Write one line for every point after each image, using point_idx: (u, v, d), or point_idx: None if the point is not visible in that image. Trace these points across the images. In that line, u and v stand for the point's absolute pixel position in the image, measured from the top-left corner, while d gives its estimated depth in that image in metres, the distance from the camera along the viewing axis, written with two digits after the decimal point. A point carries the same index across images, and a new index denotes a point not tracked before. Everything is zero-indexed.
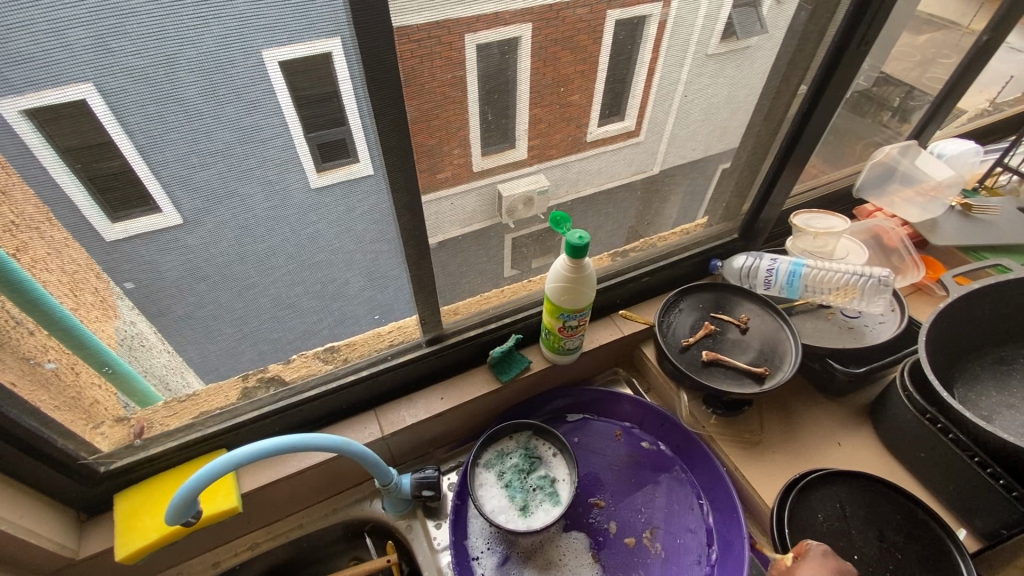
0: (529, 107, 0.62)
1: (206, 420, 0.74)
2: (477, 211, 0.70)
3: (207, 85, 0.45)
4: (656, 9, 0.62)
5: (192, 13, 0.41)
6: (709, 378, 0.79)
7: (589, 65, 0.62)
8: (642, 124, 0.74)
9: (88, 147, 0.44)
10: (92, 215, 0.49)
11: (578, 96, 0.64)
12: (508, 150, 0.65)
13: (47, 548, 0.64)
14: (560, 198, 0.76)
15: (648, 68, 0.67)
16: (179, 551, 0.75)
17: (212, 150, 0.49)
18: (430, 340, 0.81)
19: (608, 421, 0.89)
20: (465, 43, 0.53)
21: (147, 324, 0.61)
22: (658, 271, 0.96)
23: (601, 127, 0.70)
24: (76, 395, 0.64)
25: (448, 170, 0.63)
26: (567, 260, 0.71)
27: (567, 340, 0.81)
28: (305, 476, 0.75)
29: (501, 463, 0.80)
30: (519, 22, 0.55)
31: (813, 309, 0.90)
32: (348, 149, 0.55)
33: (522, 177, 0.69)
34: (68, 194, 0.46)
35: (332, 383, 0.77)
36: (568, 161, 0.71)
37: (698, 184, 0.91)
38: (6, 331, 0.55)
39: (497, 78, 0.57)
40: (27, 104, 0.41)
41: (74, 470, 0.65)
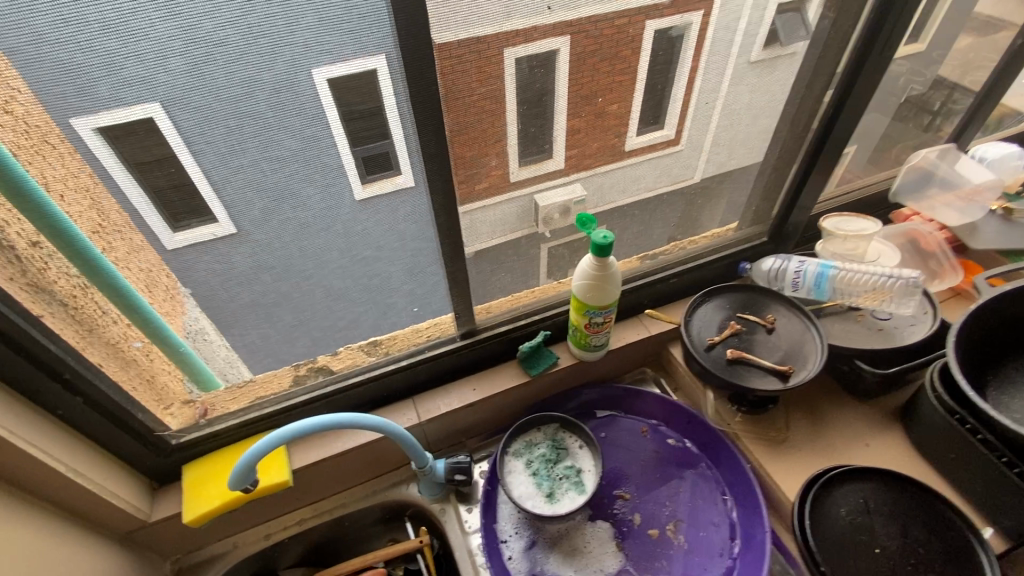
0: (566, 117, 0.68)
1: (263, 403, 0.81)
2: (513, 220, 0.77)
3: (277, 102, 0.52)
4: (698, 17, 0.67)
5: (267, 42, 0.48)
6: (735, 376, 0.80)
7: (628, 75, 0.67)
8: (682, 134, 0.80)
9: (162, 160, 0.53)
10: (157, 226, 0.59)
11: (616, 106, 0.70)
12: (544, 160, 0.72)
13: (125, 510, 0.72)
14: (601, 207, 0.84)
15: (688, 75, 0.72)
16: (236, 520, 0.82)
17: (278, 156, 0.57)
18: (463, 334, 0.86)
19: (635, 418, 0.92)
20: (503, 57, 0.59)
21: (208, 320, 0.73)
22: (686, 273, 0.98)
23: (639, 136, 0.76)
24: (151, 378, 0.75)
25: (485, 181, 0.69)
26: (592, 259, 0.75)
27: (593, 337, 0.85)
28: (350, 457, 0.82)
29: (529, 452, 0.84)
30: (556, 35, 0.60)
31: (843, 312, 0.89)
32: (390, 163, 0.61)
33: (560, 186, 0.76)
34: (142, 209, 0.56)
35: (373, 371, 0.84)
36: (608, 170, 0.78)
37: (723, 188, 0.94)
38: (94, 318, 0.65)
39: (527, 90, 0.63)
40: (110, 121, 0.49)
41: (150, 441, 0.74)
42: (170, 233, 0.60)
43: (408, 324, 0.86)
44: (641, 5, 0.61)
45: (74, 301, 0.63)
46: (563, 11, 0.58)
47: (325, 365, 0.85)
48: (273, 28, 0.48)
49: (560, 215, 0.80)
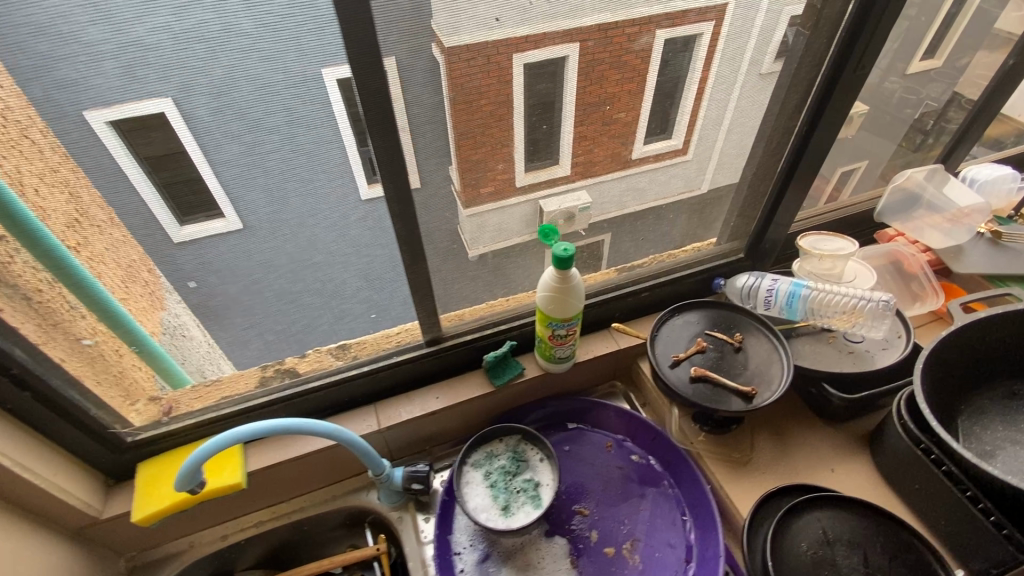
0: (573, 125, 0.68)
1: (224, 403, 0.82)
2: (523, 225, 0.77)
3: (216, 107, 0.52)
4: (709, 25, 0.67)
5: (204, 48, 0.49)
6: (695, 394, 0.79)
7: (634, 83, 0.67)
8: (688, 143, 0.79)
9: (176, 155, 0.55)
10: (167, 221, 0.61)
11: (623, 114, 0.70)
12: (553, 166, 0.72)
13: (76, 506, 0.72)
14: (599, 216, 0.84)
15: (698, 83, 0.72)
16: (190, 521, 0.82)
17: (216, 161, 0.56)
18: (429, 341, 0.86)
19: (601, 432, 0.91)
20: (513, 62, 0.58)
21: (189, 315, 0.76)
22: (659, 287, 0.97)
23: (646, 145, 0.75)
24: (119, 374, 0.76)
25: (491, 185, 0.69)
26: (554, 271, 0.75)
27: (558, 349, 0.85)
28: (306, 462, 0.81)
29: (489, 464, 0.83)
30: (567, 42, 0.60)
31: (814, 332, 0.87)
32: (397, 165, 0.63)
33: (560, 194, 0.76)
34: (153, 205, 0.59)
35: (335, 376, 0.83)
36: (611, 178, 0.78)
37: (701, 210, 0.93)
38: (62, 313, 0.66)
39: (539, 96, 0.63)
40: (120, 116, 0.51)
41: (104, 437, 0.74)
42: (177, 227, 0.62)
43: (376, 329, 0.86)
44: (650, 13, 0.63)
45: (40, 295, 0.64)
46: (516, 21, 0.56)
47: (291, 367, 0.85)
48: (207, 34, 0.48)
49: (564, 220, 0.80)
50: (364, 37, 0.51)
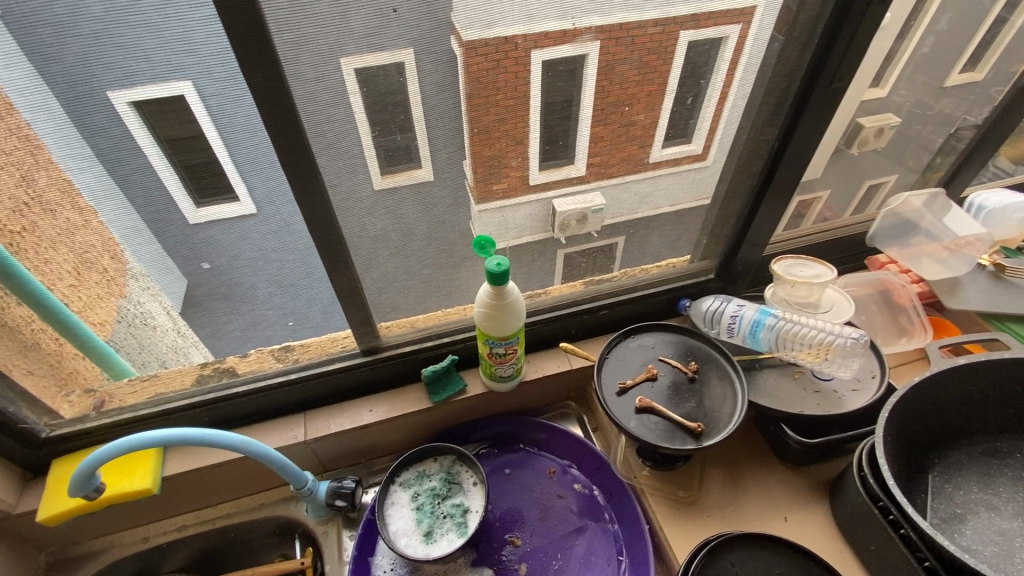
0: (591, 126, 0.66)
1: (143, 404, 0.78)
2: (537, 224, 0.76)
3: (73, 96, 0.51)
4: (735, 29, 0.63)
5: (50, 32, 0.48)
6: (637, 426, 0.73)
7: (653, 85, 0.64)
8: (709, 148, 0.76)
9: (193, 138, 0.55)
10: (184, 203, 0.60)
11: (642, 116, 0.67)
12: (566, 165, 0.70)
13: None
14: (614, 218, 0.80)
15: (720, 91, 0.69)
16: (108, 521, 0.80)
17: (89, 154, 0.55)
18: (365, 351, 0.81)
19: (545, 457, 0.86)
20: (531, 59, 0.58)
21: (151, 303, 0.73)
22: (619, 306, 0.91)
23: (664, 150, 0.73)
24: (56, 363, 0.74)
25: (504, 181, 0.68)
26: (489, 286, 0.69)
27: (499, 368, 0.79)
28: (225, 471, 0.77)
29: (419, 484, 0.79)
30: (586, 40, 0.58)
31: (780, 366, 0.81)
32: (411, 155, 0.62)
33: (573, 195, 0.74)
34: (172, 185, 0.58)
35: (262, 382, 0.80)
36: (625, 181, 0.74)
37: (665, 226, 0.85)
38: None
39: (553, 97, 0.62)
40: (142, 96, 0.52)
41: (15, 432, 0.72)
42: (193, 208, 0.61)
43: (318, 333, 0.83)
44: (678, 12, 0.60)
45: None
46: (416, 15, 0.52)
47: (227, 367, 0.82)
48: (53, 17, 0.47)
49: (577, 222, 0.78)
50: (243, 27, 0.47)
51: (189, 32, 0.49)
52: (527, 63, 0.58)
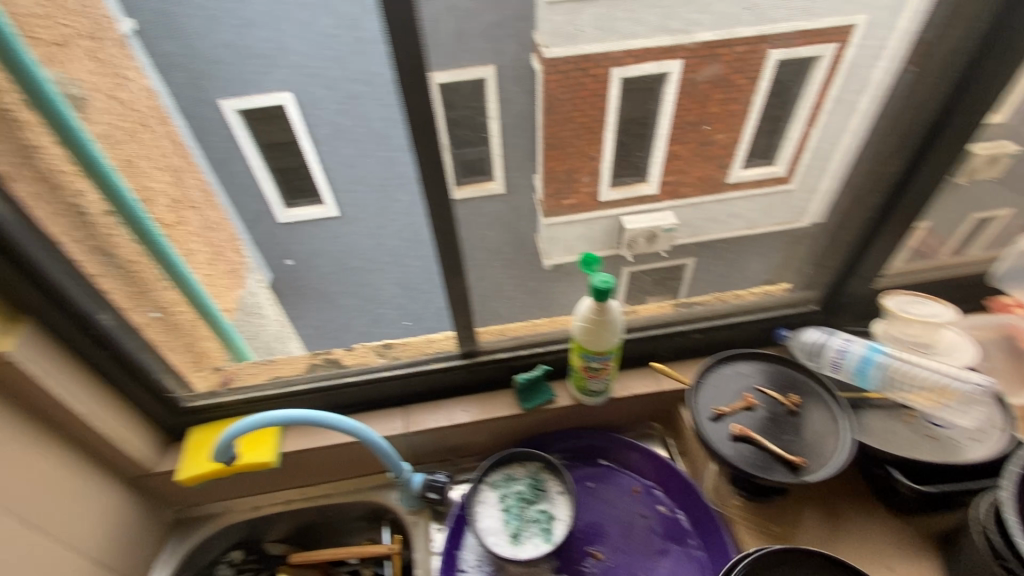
0: (670, 142, 0.78)
1: (267, 386, 0.87)
2: (603, 238, 0.86)
3: (195, 98, 0.84)
4: (829, 49, 0.66)
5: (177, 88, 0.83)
6: (733, 455, 0.72)
7: (739, 105, 0.74)
8: (793, 173, 0.80)
9: (285, 142, 0.94)
10: (276, 204, 1.01)
11: (722, 135, 0.77)
12: (639, 183, 0.82)
13: (135, 457, 0.79)
14: (683, 240, 0.89)
15: (811, 109, 0.72)
16: (229, 488, 0.89)
17: None
18: (463, 354, 0.86)
19: (629, 475, 0.86)
20: (613, 75, 0.68)
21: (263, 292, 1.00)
22: (713, 331, 0.90)
23: (745, 170, 0.81)
24: (192, 342, 0.87)
25: (572, 197, 0.80)
26: (592, 302, 0.71)
27: (591, 381, 0.81)
28: (334, 455, 0.84)
29: (506, 486, 0.82)
30: (673, 59, 0.68)
31: (888, 408, 0.77)
32: (485, 168, 0.70)
33: (647, 212, 0.84)
34: (264, 187, 0.99)
35: (369, 375, 0.86)
36: (705, 201, 0.85)
37: (730, 252, 0.92)
38: (150, 281, 0.80)
39: (635, 111, 0.74)
40: (248, 104, 0.87)
41: (165, 399, 0.82)
42: (281, 208, 1.02)
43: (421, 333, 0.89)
44: (774, 27, 0.65)
45: (133, 265, 0.77)
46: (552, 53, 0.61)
47: (332, 358, 0.89)
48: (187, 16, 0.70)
49: (645, 240, 0.86)
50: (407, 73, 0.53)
51: (371, 66, 0.61)
52: (607, 79, 0.68)
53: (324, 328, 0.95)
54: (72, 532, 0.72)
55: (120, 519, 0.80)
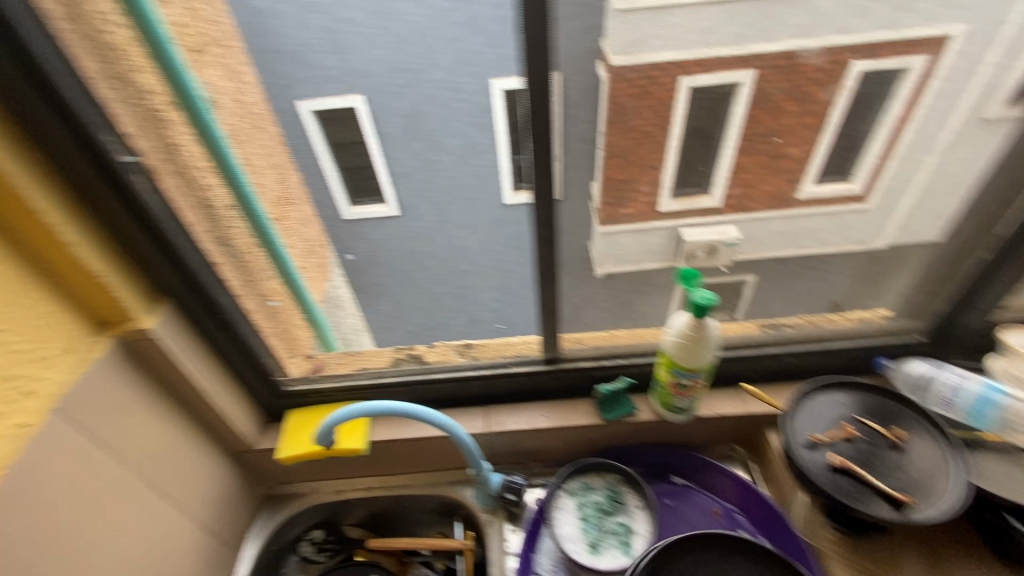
0: (740, 156, 0.83)
1: (357, 375, 0.91)
2: (662, 249, 0.91)
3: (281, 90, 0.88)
4: (918, 62, 0.69)
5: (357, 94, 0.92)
6: (834, 486, 0.69)
7: (816, 118, 0.77)
8: (870, 192, 0.84)
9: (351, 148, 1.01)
10: (344, 201, 1.08)
11: (794, 149, 0.81)
12: (701, 197, 0.87)
13: (239, 434, 0.85)
14: (743, 257, 0.92)
15: (897, 116, 0.74)
16: (318, 469, 0.94)
17: None
18: (547, 360, 0.87)
19: (709, 496, 0.85)
20: (682, 84, 0.72)
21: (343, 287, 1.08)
22: (808, 356, 0.86)
23: (819, 185, 0.85)
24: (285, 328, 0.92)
25: (631, 207, 0.85)
26: (689, 318, 0.71)
27: (677, 399, 0.80)
28: (419, 448, 0.88)
29: (584, 495, 0.83)
30: (745, 69, 0.72)
31: (1009, 453, 0.72)
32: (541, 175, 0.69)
33: (707, 225, 0.89)
34: (334, 183, 1.04)
35: (456, 373, 0.89)
36: (782, 214, 0.89)
37: (822, 269, 0.94)
38: (258, 271, 0.85)
39: (701, 119, 0.77)
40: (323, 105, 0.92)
41: (268, 380, 0.88)
42: (349, 206, 1.09)
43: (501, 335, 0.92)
44: (856, 41, 0.69)
45: (246, 255, 0.83)
46: None
47: (418, 354, 0.93)
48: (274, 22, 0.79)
49: (705, 253, 0.91)
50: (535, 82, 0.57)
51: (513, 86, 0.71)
52: (675, 87, 0.72)
53: (422, 327, 1.07)
54: (184, 499, 0.77)
55: (222, 489, 0.85)
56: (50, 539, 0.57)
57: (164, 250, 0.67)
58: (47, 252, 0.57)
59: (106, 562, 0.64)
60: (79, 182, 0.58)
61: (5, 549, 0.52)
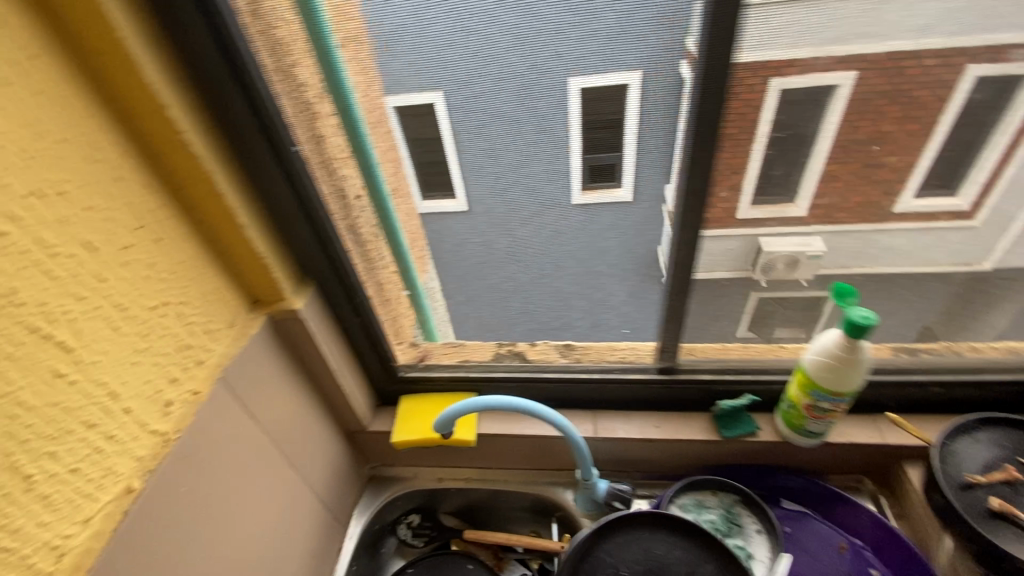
0: (823, 161, 0.65)
1: (466, 367, 0.92)
2: (738, 259, 0.73)
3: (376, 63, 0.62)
4: None
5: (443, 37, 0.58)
6: (994, 534, 0.66)
7: (919, 125, 0.63)
8: (977, 207, 0.73)
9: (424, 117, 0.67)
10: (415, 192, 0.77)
11: (894, 158, 0.66)
12: (786, 205, 0.68)
13: (357, 414, 0.89)
14: (828, 271, 0.78)
15: (1002, 148, 0.68)
16: (423, 456, 0.97)
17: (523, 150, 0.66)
18: (661, 370, 0.84)
19: (834, 528, 0.78)
20: (769, 87, 0.56)
21: (437, 284, 0.92)
22: (953, 386, 0.80)
23: (917, 199, 0.71)
24: (395, 318, 0.90)
25: (712, 214, 0.66)
26: (842, 336, 0.67)
27: (811, 422, 0.75)
28: (527, 443, 0.89)
29: (698, 513, 0.80)
30: (845, 70, 0.57)
31: None
32: (613, 176, 0.68)
33: (793, 240, 0.73)
34: (409, 172, 0.74)
35: (568, 374, 0.88)
36: (871, 230, 0.73)
37: (911, 294, 0.82)
38: (379, 262, 0.84)
39: (790, 125, 0.60)
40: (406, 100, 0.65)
41: (386, 366, 0.90)
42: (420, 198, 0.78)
43: (609, 339, 0.92)
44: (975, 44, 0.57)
45: (367, 246, 0.80)
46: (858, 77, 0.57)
47: (521, 352, 0.93)
48: None
49: (785, 266, 0.75)
50: (710, 86, 0.54)
51: None
52: (762, 90, 0.56)
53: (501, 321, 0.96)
54: (309, 473, 0.81)
55: (336, 467, 0.89)
56: (214, 495, 0.61)
57: (319, 238, 0.69)
58: (220, 234, 0.61)
59: (253, 525, 0.68)
60: (253, 168, 0.61)
61: (183, 499, 0.57)
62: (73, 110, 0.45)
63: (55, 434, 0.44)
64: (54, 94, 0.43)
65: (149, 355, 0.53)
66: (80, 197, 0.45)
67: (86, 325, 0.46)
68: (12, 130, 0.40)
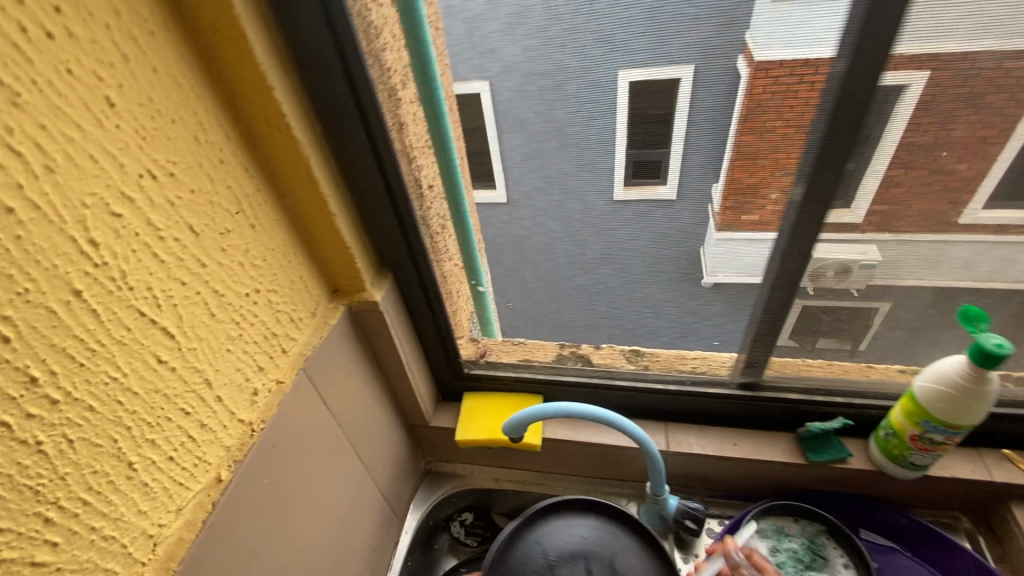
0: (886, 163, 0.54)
1: (533, 369, 0.89)
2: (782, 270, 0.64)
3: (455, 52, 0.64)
4: None
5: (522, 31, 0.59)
6: None
7: (994, 130, 0.52)
8: None
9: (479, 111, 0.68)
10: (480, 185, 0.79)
11: (965, 165, 0.54)
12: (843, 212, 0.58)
13: (420, 408, 0.87)
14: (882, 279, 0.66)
15: None
16: (482, 454, 0.95)
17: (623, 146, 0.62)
18: (742, 385, 0.79)
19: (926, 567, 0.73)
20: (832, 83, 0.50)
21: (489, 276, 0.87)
22: None
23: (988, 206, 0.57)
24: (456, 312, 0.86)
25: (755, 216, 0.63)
26: (967, 363, 0.61)
27: (915, 453, 0.69)
28: (593, 451, 0.86)
29: (777, 540, 0.75)
30: (916, 67, 0.48)
31: None
32: (659, 173, 0.65)
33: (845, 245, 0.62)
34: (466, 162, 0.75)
35: (642, 382, 0.84)
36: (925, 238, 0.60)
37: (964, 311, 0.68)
38: (444, 256, 0.79)
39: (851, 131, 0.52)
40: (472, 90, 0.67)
41: (451, 362, 0.87)
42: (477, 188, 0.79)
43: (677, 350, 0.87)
44: None
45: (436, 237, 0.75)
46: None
47: (585, 355, 0.89)
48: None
49: (834, 275, 0.65)
50: (855, 87, 0.49)
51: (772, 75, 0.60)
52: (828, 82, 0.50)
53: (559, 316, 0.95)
54: (374, 466, 0.80)
55: (398, 460, 0.88)
56: (296, 485, 0.60)
57: (401, 227, 0.66)
58: (307, 221, 0.59)
59: (325, 516, 0.67)
60: (345, 155, 0.59)
61: (268, 490, 0.56)
62: (183, 89, 0.43)
63: (156, 422, 0.43)
64: (167, 71, 0.41)
65: (241, 343, 0.51)
66: (186, 180, 0.43)
67: (187, 311, 0.45)
68: (129, 107, 0.38)
